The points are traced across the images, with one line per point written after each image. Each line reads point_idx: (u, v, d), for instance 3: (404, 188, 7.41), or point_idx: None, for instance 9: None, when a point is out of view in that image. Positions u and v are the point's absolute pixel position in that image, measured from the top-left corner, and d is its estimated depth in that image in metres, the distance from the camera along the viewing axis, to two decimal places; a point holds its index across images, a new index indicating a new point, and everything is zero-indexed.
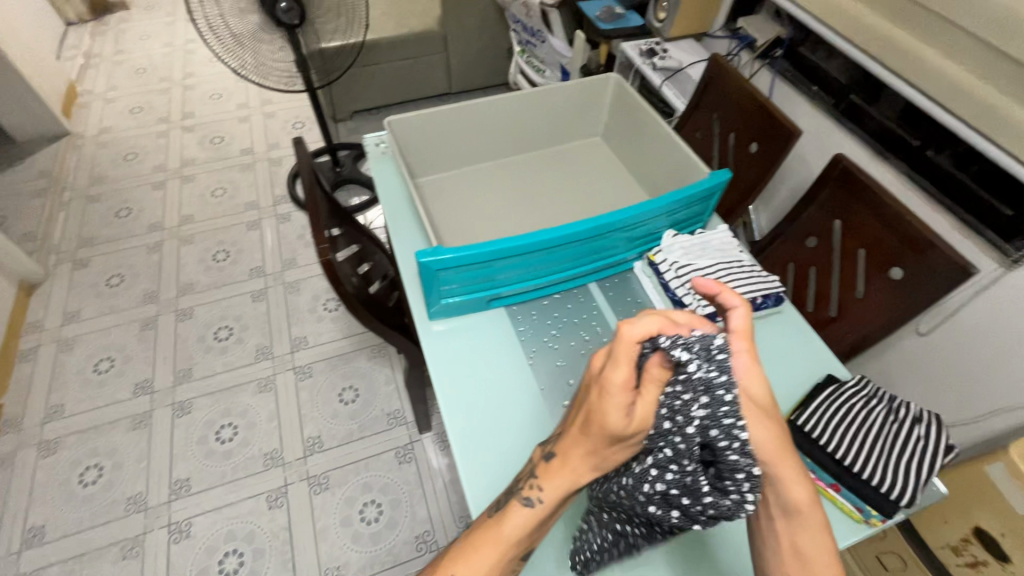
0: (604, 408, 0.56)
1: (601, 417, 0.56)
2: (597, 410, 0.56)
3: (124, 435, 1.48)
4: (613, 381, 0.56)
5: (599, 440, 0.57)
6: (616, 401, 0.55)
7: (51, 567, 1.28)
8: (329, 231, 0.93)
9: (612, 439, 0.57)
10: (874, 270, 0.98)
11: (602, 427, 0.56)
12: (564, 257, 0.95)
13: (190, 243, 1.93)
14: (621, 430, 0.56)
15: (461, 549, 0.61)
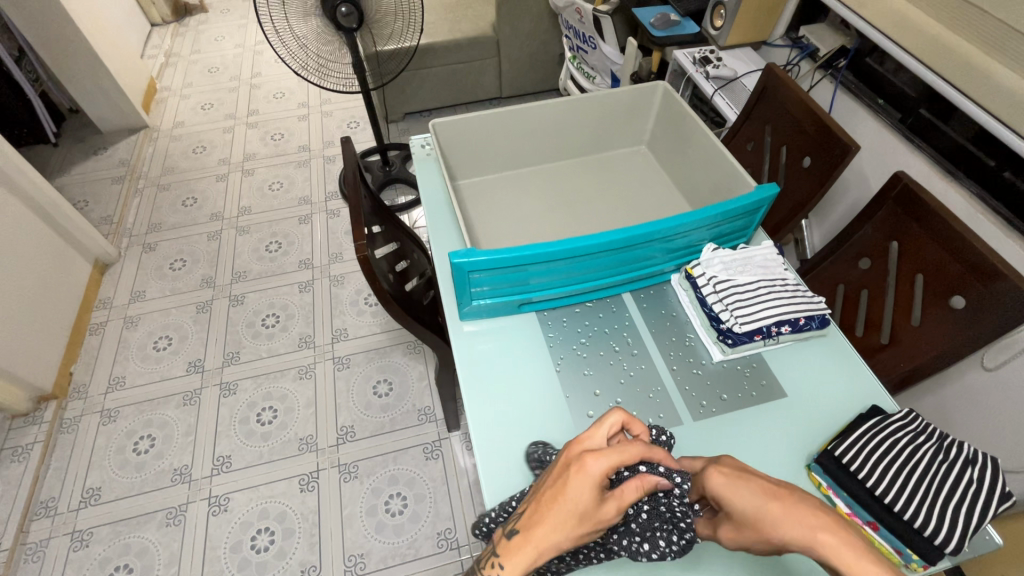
0: (582, 486, 0.56)
1: (576, 493, 0.56)
2: (573, 485, 0.56)
3: (176, 410, 1.58)
4: (597, 462, 0.57)
5: (567, 518, 0.56)
6: (595, 478, 0.56)
7: (103, 526, 1.38)
8: (369, 229, 0.96)
9: (582, 521, 0.56)
10: (933, 298, 0.92)
11: (572, 504, 0.56)
12: (594, 266, 0.94)
13: (246, 233, 2.04)
14: (592, 512, 0.56)
15: None
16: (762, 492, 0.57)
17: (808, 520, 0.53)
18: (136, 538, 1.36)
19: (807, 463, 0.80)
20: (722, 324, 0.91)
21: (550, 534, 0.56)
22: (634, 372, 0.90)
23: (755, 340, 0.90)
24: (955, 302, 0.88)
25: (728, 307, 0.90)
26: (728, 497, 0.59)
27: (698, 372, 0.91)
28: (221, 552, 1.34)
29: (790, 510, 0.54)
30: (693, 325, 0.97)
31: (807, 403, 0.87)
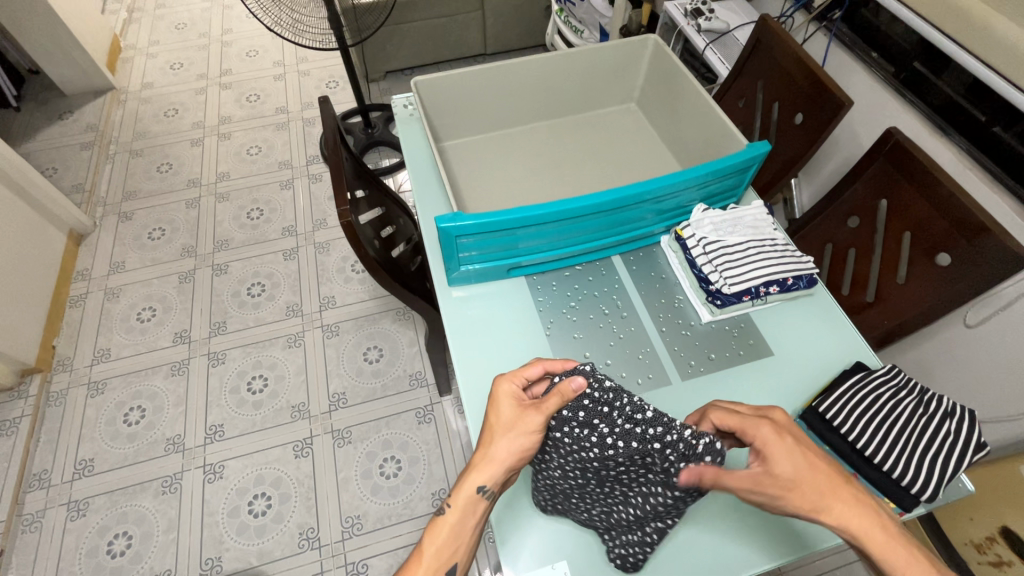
0: (498, 406, 0.67)
1: (495, 415, 0.66)
2: (491, 408, 0.67)
3: (165, 381, 1.57)
4: (501, 386, 0.67)
5: (493, 435, 0.65)
6: (506, 397, 0.67)
7: (100, 496, 1.39)
8: (352, 193, 0.93)
9: (506, 433, 0.64)
10: (919, 256, 0.92)
11: (496, 422, 0.65)
12: (582, 229, 0.92)
13: (226, 201, 1.98)
14: (513, 419, 0.65)
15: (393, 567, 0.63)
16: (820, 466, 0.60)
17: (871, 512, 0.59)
18: (134, 506, 1.37)
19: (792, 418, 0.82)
20: (711, 285, 0.90)
21: (486, 452, 0.64)
22: (623, 335, 0.91)
23: (743, 300, 0.90)
24: (941, 260, 0.88)
25: (717, 268, 0.89)
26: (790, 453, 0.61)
27: (687, 333, 0.92)
28: (219, 517, 1.36)
29: (839, 493, 0.60)
30: (682, 286, 0.97)
31: (793, 361, 0.88)
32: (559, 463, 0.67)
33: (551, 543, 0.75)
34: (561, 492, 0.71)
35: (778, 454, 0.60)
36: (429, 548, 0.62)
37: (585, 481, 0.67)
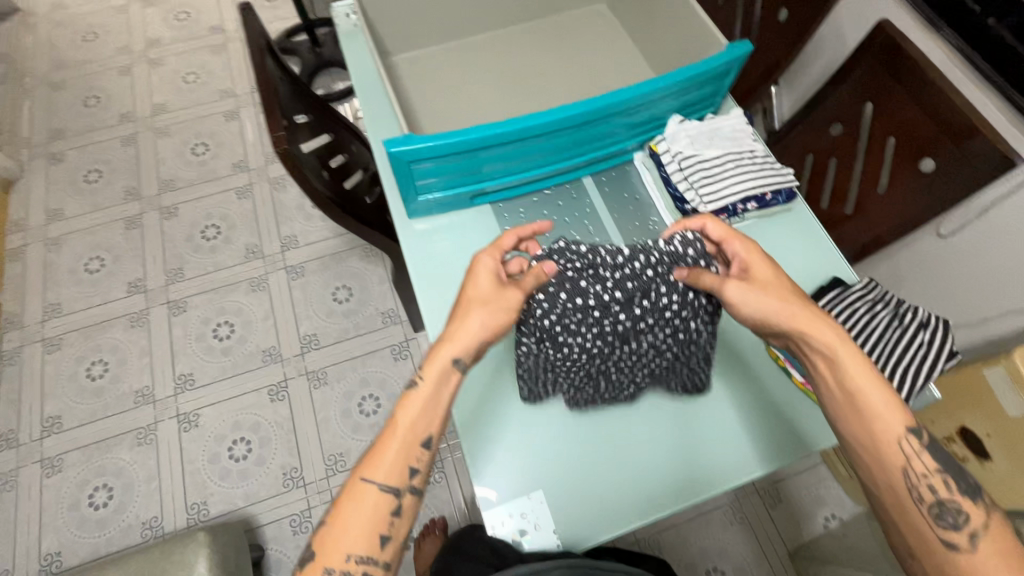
0: (476, 278, 0.67)
1: (473, 286, 0.67)
2: (468, 280, 0.67)
3: (125, 333, 1.50)
4: (482, 260, 0.68)
5: (470, 305, 0.65)
6: (486, 270, 0.67)
7: (74, 451, 1.36)
8: (290, 118, 0.83)
9: (484, 304, 0.65)
10: (901, 163, 0.88)
11: (474, 293, 0.66)
12: (549, 148, 0.85)
13: (166, 136, 1.81)
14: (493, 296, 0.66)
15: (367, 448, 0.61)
16: (783, 279, 0.67)
17: (832, 327, 0.63)
18: (111, 459, 1.36)
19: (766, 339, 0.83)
20: (687, 205, 0.86)
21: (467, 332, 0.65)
22: None
23: (720, 219, 0.86)
24: (925, 166, 0.84)
25: (694, 186, 0.84)
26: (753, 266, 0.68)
27: None
28: (200, 464, 1.35)
29: (807, 304, 0.65)
30: (657, 207, 0.92)
31: None
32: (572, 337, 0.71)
33: (522, 472, 0.75)
34: (594, 378, 0.75)
35: (757, 259, 0.68)
36: (403, 419, 0.61)
37: (611, 347, 0.73)
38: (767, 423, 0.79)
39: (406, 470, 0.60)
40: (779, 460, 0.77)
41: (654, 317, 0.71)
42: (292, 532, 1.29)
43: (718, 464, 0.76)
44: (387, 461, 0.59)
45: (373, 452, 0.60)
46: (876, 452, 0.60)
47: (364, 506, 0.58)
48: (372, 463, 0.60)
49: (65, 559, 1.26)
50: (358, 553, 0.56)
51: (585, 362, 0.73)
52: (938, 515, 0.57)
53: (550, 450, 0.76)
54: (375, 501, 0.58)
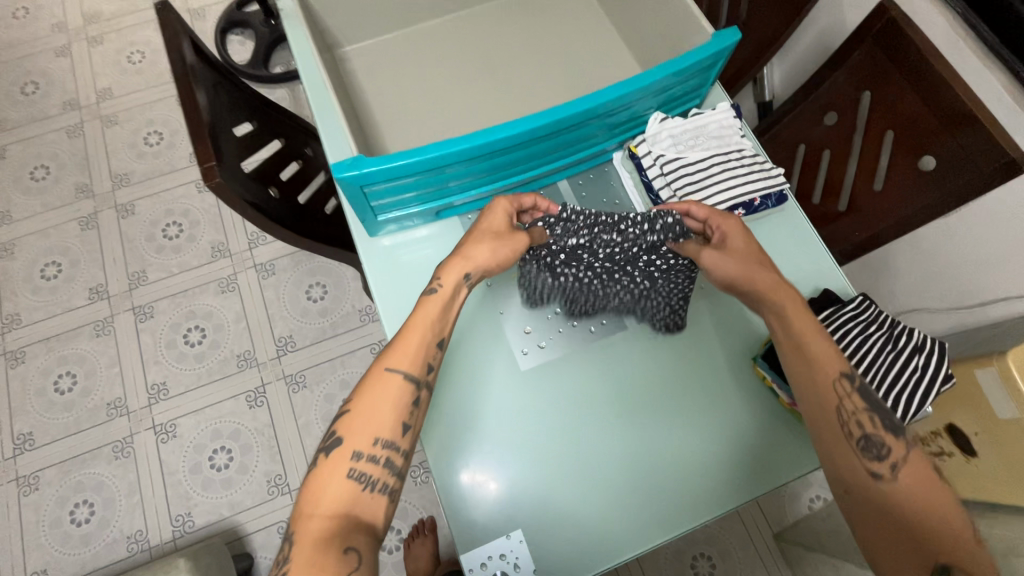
0: (494, 213, 0.73)
1: (490, 218, 0.73)
2: (486, 212, 0.73)
3: (91, 343, 1.44)
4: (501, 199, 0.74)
5: (482, 229, 0.72)
6: (503, 207, 0.73)
7: (49, 468, 1.33)
8: (224, 131, 0.73)
9: (495, 230, 0.72)
10: (900, 159, 0.82)
11: (489, 222, 0.72)
12: (519, 159, 0.78)
13: (115, 125, 1.67)
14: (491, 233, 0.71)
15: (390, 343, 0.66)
16: (754, 247, 0.71)
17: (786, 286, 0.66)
18: (89, 475, 1.32)
19: (753, 356, 0.79)
20: None
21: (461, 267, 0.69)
22: None
23: None
24: (925, 164, 0.78)
25: (677, 194, 0.78)
26: (731, 239, 0.71)
27: None
28: (181, 475, 1.33)
29: (768, 269, 0.68)
30: None
31: None
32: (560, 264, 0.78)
33: (506, 509, 0.73)
34: (573, 295, 0.81)
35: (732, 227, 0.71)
36: (421, 318, 0.67)
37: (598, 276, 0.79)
38: (753, 438, 0.76)
39: (424, 365, 0.65)
40: (772, 481, 0.74)
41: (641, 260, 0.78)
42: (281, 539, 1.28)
43: (705, 494, 0.74)
44: (410, 352, 0.64)
45: (401, 343, 0.65)
46: (816, 388, 0.62)
47: (390, 389, 0.62)
48: (401, 353, 0.64)
49: None
50: (384, 437, 0.60)
51: (574, 287, 0.80)
52: (864, 447, 0.59)
53: (524, 488, 0.73)
54: (401, 387, 0.63)
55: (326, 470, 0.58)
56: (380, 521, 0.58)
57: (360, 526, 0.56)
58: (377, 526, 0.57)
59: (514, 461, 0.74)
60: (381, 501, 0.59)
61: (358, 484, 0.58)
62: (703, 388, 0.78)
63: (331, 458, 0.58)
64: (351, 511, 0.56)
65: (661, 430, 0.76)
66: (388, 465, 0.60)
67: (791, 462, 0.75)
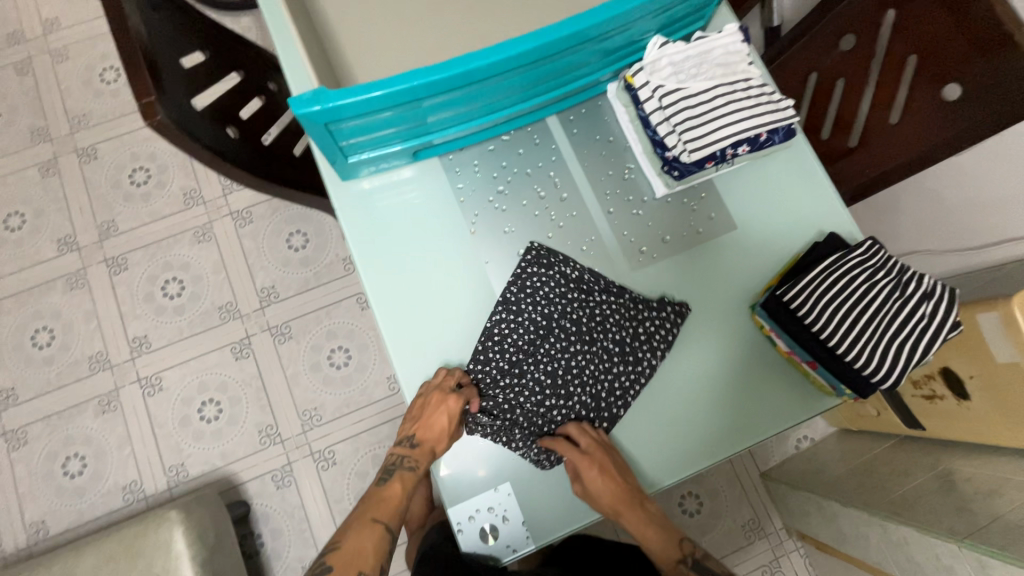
0: (443, 413, 0.69)
1: (440, 419, 0.69)
2: (436, 408, 0.69)
3: (65, 297, 1.39)
4: (446, 401, 0.69)
5: (439, 436, 0.70)
6: (450, 410, 0.69)
7: (37, 423, 1.32)
8: (167, 62, 0.65)
9: (450, 432, 0.70)
10: (922, 88, 0.75)
11: (442, 425, 0.70)
12: (501, 92, 0.70)
13: (67, 59, 1.53)
14: (447, 431, 0.70)
15: (371, 500, 0.74)
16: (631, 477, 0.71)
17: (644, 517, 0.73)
18: (78, 428, 1.31)
19: (751, 305, 0.75)
20: (668, 152, 0.73)
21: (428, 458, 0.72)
22: (563, 224, 0.77)
23: (707, 168, 0.73)
24: (949, 93, 0.72)
25: (675, 130, 0.70)
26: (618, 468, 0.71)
27: (639, 214, 0.78)
28: (170, 427, 1.32)
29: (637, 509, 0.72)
30: (633, 152, 0.79)
31: (758, 235, 0.77)
32: (524, 375, 0.73)
33: (504, 458, 0.72)
34: (514, 400, 0.72)
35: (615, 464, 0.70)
36: (399, 487, 0.75)
37: (546, 382, 0.73)
38: (760, 381, 0.74)
39: (398, 513, 0.74)
40: (778, 423, 0.73)
41: (577, 385, 0.73)
42: (275, 486, 1.29)
43: (676, 452, 0.73)
44: (389, 515, 0.73)
45: (382, 499, 0.74)
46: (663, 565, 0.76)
47: (371, 540, 0.71)
48: (382, 510, 0.73)
49: (52, 526, 1.27)
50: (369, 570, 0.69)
51: (515, 381, 0.73)
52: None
53: (528, 437, 0.72)
54: (379, 538, 0.71)
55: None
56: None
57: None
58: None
59: (518, 416, 0.72)
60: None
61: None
62: (713, 331, 0.75)
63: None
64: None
65: (670, 371, 0.74)
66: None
67: (797, 405, 0.73)
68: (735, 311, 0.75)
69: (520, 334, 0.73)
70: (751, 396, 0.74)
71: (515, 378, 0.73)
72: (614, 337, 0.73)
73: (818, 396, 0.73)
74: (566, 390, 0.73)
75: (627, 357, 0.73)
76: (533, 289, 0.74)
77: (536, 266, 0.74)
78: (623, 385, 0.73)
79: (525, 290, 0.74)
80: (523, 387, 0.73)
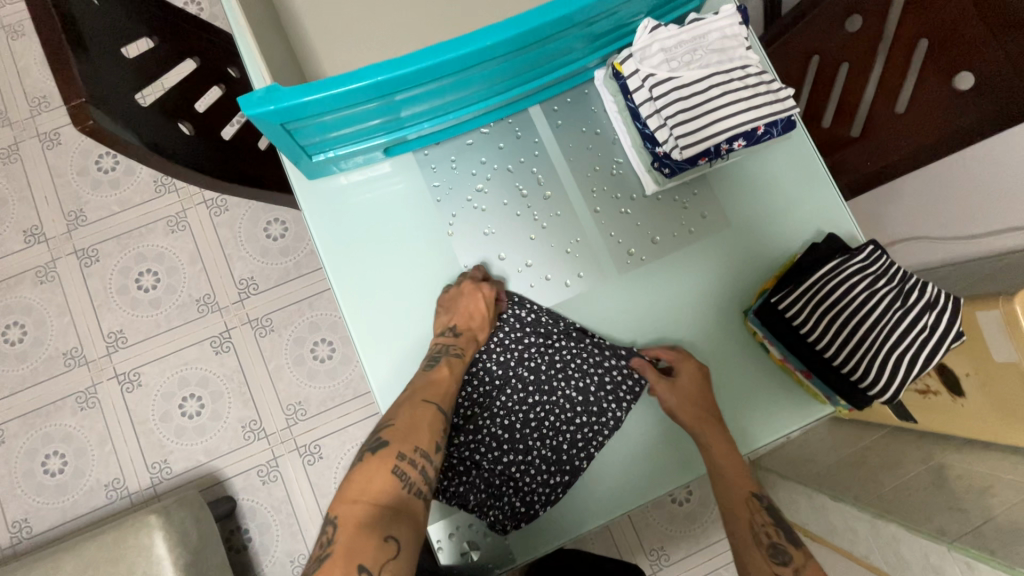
0: (481, 293, 0.69)
1: (479, 298, 0.69)
2: (474, 287, 0.69)
3: (35, 291, 1.33)
4: (487, 277, 0.70)
5: (477, 321, 0.69)
6: (488, 289, 0.69)
7: (14, 421, 1.29)
8: (102, 55, 0.59)
9: (487, 316, 0.70)
10: (932, 75, 0.72)
11: (481, 306, 0.69)
12: (478, 83, 0.64)
13: (22, 36, 1.43)
14: (491, 310, 0.70)
15: (402, 425, 0.64)
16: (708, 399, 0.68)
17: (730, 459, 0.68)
18: (56, 426, 1.28)
19: (743, 311, 0.72)
20: (659, 147, 0.68)
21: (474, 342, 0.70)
22: (547, 224, 0.73)
23: (700, 164, 0.68)
24: (961, 81, 0.69)
25: (667, 123, 0.65)
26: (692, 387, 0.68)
27: (627, 213, 0.73)
28: (152, 423, 1.29)
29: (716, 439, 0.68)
30: (622, 145, 0.74)
31: (753, 236, 0.72)
32: (479, 430, 0.69)
33: (488, 479, 0.68)
34: (474, 457, 0.69)
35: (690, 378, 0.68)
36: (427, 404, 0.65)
37: (504, 436, 0.69)
38: (752, 389, 0.72)
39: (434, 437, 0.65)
40: (770, 432, 0.71)
41: (538, 437, 0.69)
42: (261, 481, 1.28)
43: (659, 467, 0.70)
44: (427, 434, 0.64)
45: (434, 383, 0.67)
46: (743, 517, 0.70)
47: (412, 448, 0.62)
48: (435, 390, 0.66)
49: (35, 525, 1.25)
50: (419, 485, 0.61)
51: (475, 435, 0.69)
52: (773, 554, 0.67)
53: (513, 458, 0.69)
54: (434, 422, 0.65)
55: (370, 467, 0.61)
56: (419, 520, 0.60)
57: (405, 518, 0.58)
58: (420, 526, 0.60)
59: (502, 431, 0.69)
60: (418, 503, 0.61)
61: (399, 483, 0.60)
62: (703, 337, 0.72)
63: (376, 459, 0.62)
64: (392, 512, 0.58)
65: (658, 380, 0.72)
66: (424, 473, 0.62)
67: (790, 413, 0.71)
68: (727, 317, 0.72)
69: (478, 384, 0.71)
70: (741, 406, 0.71)
71: (470, 432, 0.69)
72: (577, 385, 0.69)
73: (812, 405, 0.70)
74: (525, 445, 0.69)
75: (593, 408, 0.69)
76: (487, 335, 0.71)
77: (500, 317, 0.71)
78: (585, 435, 0.69)
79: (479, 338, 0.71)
80: (478, 442, 0.69)
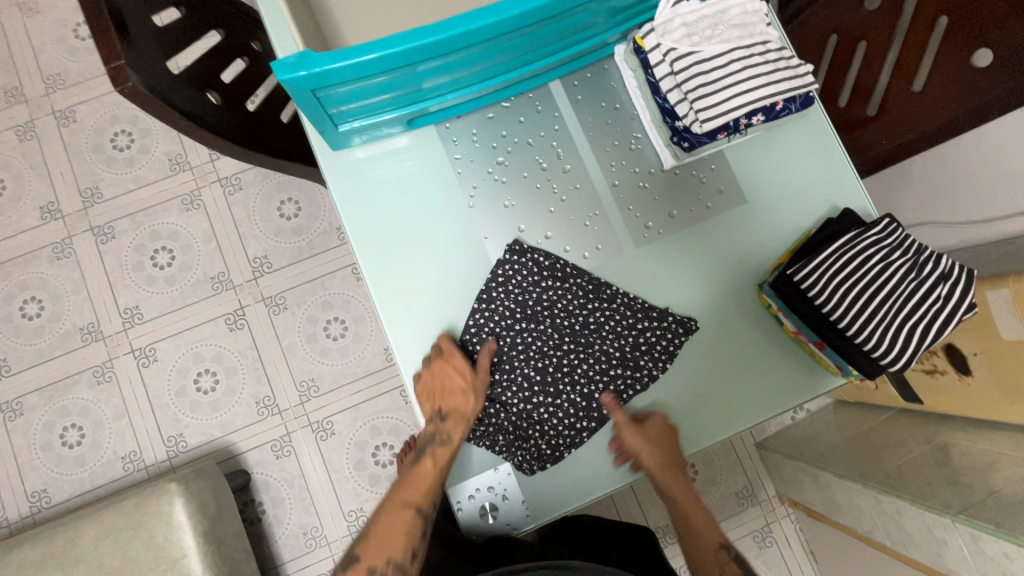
0: (452, 375, 0.70)
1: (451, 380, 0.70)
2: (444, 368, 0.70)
3: (51, 266, 1.35)
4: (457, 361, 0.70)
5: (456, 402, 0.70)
6: (456, 370, 0.70)
7: (32, 394, 1.31)
8: (133, 25, 0.60)
9: (464, 395, 0.70)
10: (951, 52, 0.74)
11: (455, 387, 0.70)
12: (499, 55, 0.65)
13: (37, 13, 1.43)
14: (466, 390, 0.70)
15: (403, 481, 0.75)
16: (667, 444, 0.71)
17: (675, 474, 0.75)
18: (73, 399, 1.31)
19: (759, 284, 0.73)
20: (678, 121, 0.69)
21: (463, 422, 0.71)
22: (566, 197, 0.74)
23: (719, 138, 0.68)
24: (980, 59, 0.72)
25: (686, 98, 0.66)
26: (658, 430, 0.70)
27: (645, 186, 0.74)
28: (167, 399, 1.31)
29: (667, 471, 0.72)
30: (641, 121, 0.75)
31: (767, 206, 0.74)
32: (514, 370, 0.72)
33: (514, 432, 0.72)
34: (505, 399, 0.72)
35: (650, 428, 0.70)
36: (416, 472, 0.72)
37: (536, 378, 0.72)
38: (768, 359, 0.73)
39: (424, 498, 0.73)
40: (787, 398, 0.73)
41: (570, 381, 0.71)
42: (275, 456, 1.30)
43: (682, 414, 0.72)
44: (415, 495, 0.73)
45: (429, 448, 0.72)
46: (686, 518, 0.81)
47: (400, 522, 0.72)
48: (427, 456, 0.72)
49: (53, 495, 1.28)
50: (402, 547, 0.71)
51: (505, 378, 0.72)
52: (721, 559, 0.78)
53: (540, 403, 0.71)
54: (425, 483, 0.72)
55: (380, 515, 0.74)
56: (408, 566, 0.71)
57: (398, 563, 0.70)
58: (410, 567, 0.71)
59: (531, 380, 0.72)
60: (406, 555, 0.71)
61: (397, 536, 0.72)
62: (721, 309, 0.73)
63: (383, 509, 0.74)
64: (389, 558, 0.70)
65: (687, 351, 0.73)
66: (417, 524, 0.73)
67: (801, 383, 0.72)
68: (741, 289, 0.73)
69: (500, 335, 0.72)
70: (760, 371, 0.73)
71: (505, 372, 0.72)
72: (613, 345, 0.72)
73: (824, 376, 0.72)
74: (555, 388, 0.71)
75: (628, 363, 0.71)
76: (514, 283, 0.71)
77: (531, 273, 0.72)
78: (618, 387, 0.72)
79: (511, 293, 0.71)
80: (511, 382, 0.72)
